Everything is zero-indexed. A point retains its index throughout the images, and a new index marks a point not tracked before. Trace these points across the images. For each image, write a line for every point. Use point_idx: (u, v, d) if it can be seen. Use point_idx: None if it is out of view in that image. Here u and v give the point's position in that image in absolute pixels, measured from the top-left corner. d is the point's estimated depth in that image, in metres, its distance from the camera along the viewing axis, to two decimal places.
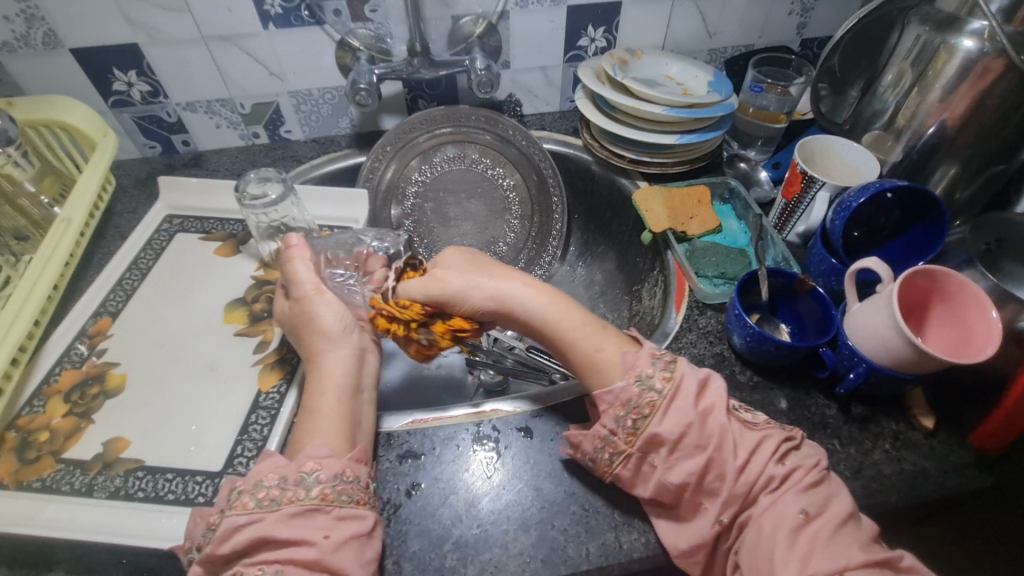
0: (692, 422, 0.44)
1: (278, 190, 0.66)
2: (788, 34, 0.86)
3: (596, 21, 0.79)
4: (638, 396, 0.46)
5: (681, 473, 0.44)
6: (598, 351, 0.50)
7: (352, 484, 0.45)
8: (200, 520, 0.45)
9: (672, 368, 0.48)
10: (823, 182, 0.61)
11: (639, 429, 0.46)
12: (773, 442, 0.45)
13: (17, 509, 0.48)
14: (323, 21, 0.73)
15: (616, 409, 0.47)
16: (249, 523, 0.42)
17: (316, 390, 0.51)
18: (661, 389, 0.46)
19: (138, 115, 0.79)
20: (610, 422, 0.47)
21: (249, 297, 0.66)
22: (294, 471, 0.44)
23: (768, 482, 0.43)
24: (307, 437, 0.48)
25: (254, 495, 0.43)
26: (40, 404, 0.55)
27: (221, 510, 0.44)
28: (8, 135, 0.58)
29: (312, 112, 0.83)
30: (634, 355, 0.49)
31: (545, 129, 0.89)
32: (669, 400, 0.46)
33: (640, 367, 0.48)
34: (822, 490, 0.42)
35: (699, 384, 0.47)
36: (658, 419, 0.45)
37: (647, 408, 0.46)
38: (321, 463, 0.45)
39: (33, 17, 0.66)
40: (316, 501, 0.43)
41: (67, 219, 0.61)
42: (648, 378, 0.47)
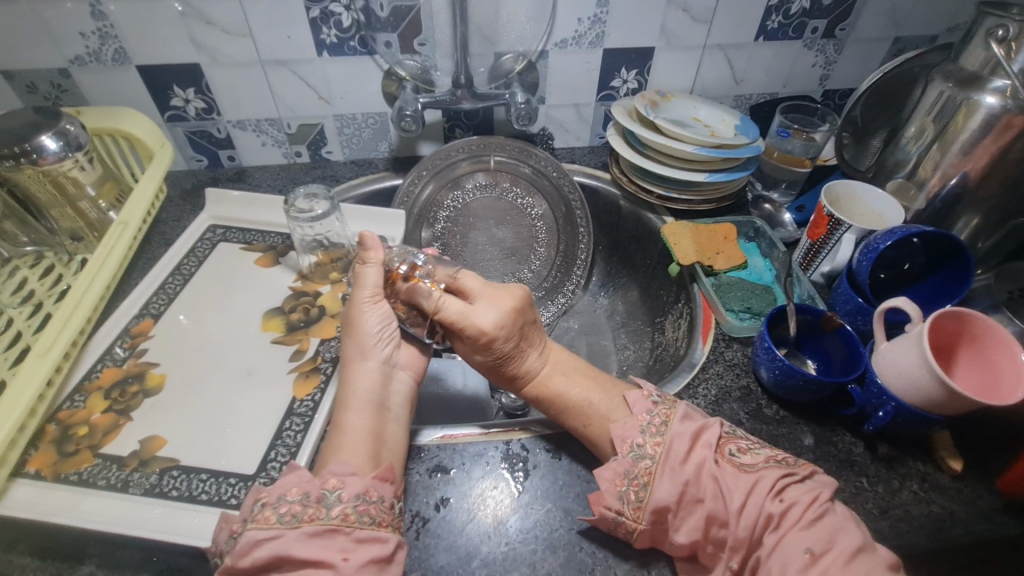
0: (688, 480, 0.46)
1: (325, 207, 0.69)
2: (812, 84, 0.90)
3: (629, 64, 0.84)
4: (642, 448, 0.48)
5: (687, 533, 0.45)
6: (591, 427, 0.52)
7: (374, 504, 0.45)
8: (226, 526, 0.45)
9: (662, 432, 0.49)
10: (849, 225, 0.64)
11: (643, 501, 0.46)
12: (768, 481, 0.45)
13: (54, 500, 0.48)
14: (374, 52, 0.77)
15: (618, 484, 0.47)
16: (269, 540, 0.41)
17: (344, 404, 0.52)
18: (654, 454, 0.48)
19: (190, 130, 0.83)
20: (614, 502, 0.47)
21: (286, 307, 0.67)
22: (316, 487, 0.45)
23: (771, 520, 0.43)
24: (333, 454, 0.48)
25: (276, 509, 0.43)
26: (80, 399, 0.56)
27: (244, 519, 0.44)
28: (79, 142, 0.61)
29: (355, 135, 0.87)
30: (624, 426, 0.50)
31: (575, 162, 0.92)
32: (662, 465, 0.47)
33: (630, 438, 0.49)
34: (824, 525, 0.42)
35: (689, 439, 0.48)
36: (654, 486, 0.46)
37: (645, 476, 0.47)
38: (343, 481, 0.45)
39: (107, 35, 0.71)
40: (337, 521, 0.43)
41: (125, 223, 0.64)
42: (642, 440, 0.49)
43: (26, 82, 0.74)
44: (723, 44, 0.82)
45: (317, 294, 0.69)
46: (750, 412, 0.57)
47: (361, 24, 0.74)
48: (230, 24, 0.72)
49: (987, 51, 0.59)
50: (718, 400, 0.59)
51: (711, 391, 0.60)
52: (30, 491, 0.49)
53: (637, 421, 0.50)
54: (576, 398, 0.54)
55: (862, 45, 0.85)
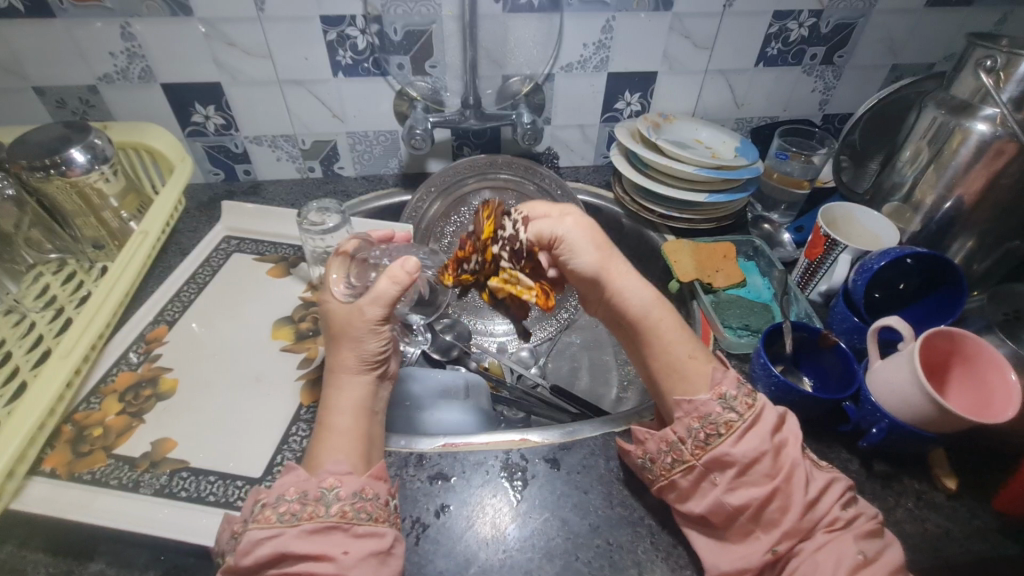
0: (768, 450, 0.46)
1: (336, 220, 0.72)
2: (811, 109, 0.92)
3: (632, 88, 0.86)
4: (734, 399, 0.49)
5: (744, 495, 0.45)
6: (693, 359, 0.52)
7: (371, 501, 0.46)
8: (227, 527, 0.47)
9: (755, 396, 0.49)
10: (845, 246, 0.65)
11: (710, 445, 0.48)
12: (839, 486, 0.46)
13: (68, 498, 0.50)
14: (387, 73, 0.80)
15: (693, 418, 0.49)
16: (269, 537, 0.43)
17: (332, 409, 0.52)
18: (744, 411, 0.48)
19: (209, 145, 0.86)
20: (682, 430, 0.49)
21: (296, 316, 0.70)
22: (314, 486, 0.46)
23: (833, 523, 0.44)
24: (326, 452, 0.49)
25: (276, 509, 0.44)
26: (96, 401, 0.58)
27: (244, 519, 0.46)
28: (105, 155, 0.64)
29: (366, 151, 0.90)
30: (723, 375, 0.51)
31: (579, 181, 0.95)
32: (748, 424, 0.47)
33: (725, 386, 0.50)
34: (878, 539, 0.43)
35: (777, 418, 0.49)
36: (732, 441, 0.47)
37: (726, 427, 0.48)
38: (340, 480, 0.46)
39: (134, 55, 0.75)
40: (335, 519, 0.44)
41: (145, 232, 0.67)
42: (736, 393, 0.49)
43: (56, 98, 0.78)
44: (724, 69, 0.85)
45: (325, 304, 0.71)
46: None
47: (375, 47, 0.77)
48: (252, 45, 0.76)
49: (977, 81, 0.62)
50: None
51: None
52: (47, 489, 0.50)
53: (733, 377, 0.51)
54: (676, 334, 0.53)
55: (859, 72, 0.88)
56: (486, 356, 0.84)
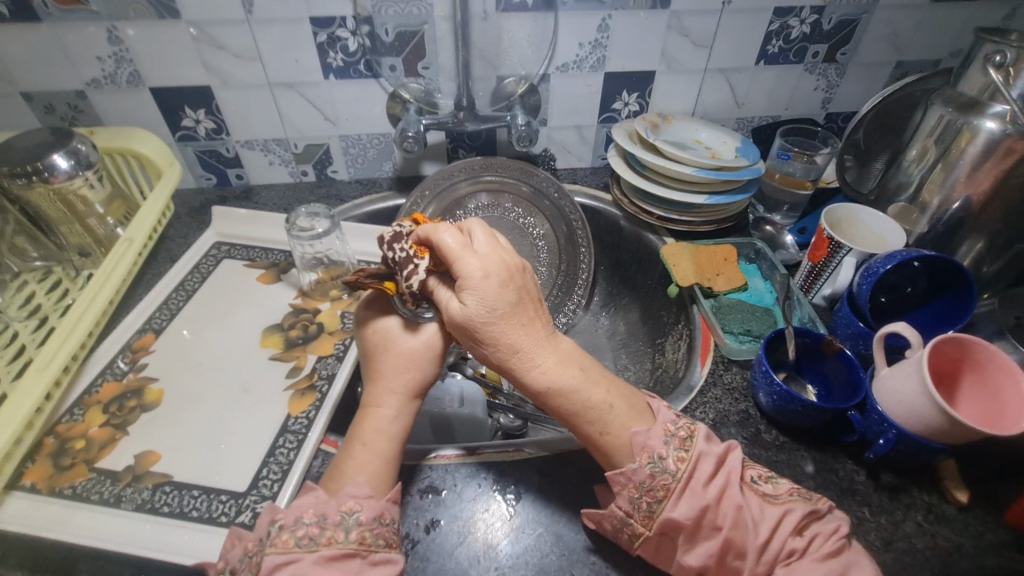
0: (708, 505, 0.43)
1: (326, 224, 0.72)
2: (813, 107, 0.90)
3: (630, 87, 0.85)
4: (664, 461, 0.45)
5: (701, 553, 0.43)
6: (606, 436, 0.46)
7: (388, 527, 0.44)
8: (238, 543, 0.45)
9: (687, 447, 0.46)
10: (849, 248, 0.63)
11: (655, 512, 0.44)
12: (794, 515, 0.44)
13: (48, 515, 0.49)
14: (379, 75, 0.79)
15: (631, 489, 0.45)
16: (287, 563, 0.40)
17: (365, 428, 0.49)
18: (676, 470, 0.45)
19: (200, 149, 0.85)
20: (625, 504, 0.45)
21: (286, 324, 0.68)
22: (333, 510, 0.43)
23: (790, 552, 0.42)
24: (348, 473, 0.46)
25: (294, 532, 0.42)
26: (79, 413, 0.57)
27: (259, 538, 0.43)
28: (89, 161, 0.63)
29: (359, 155, 0.89)
30: (648, 433, 0.46)
31: (577, 183, 0.93)
32: (683, 483, 0.44)
33: (653, 448, 0.46)
34: (837, 559, 0.41)
35: (714, 462, 0.46)
36: (672, 503, 0.44)
37: (662, 491, 0.44)
38: (360, 503, 0.44)
39: (122, 59, 0.73)
40: (354, 546, 0.42)
41: (130, 239, 0.66)
42: (665, 453, 0.45)
43: (43, 104, 0.76)
44: (724, 68, 0.83)
45: (316, 311, 0.70)
46: (748, 437, 0.56)
47: (367, 48, 0.76)
48: (241, 48, 0.74)
49: (985, 77, 0.59)
50: (715, 424, 0.58)
51: (708, 414, 0.59)
52: (25, 504, 0.49)
53: (662, 430, 0.47)
54: (598, 396, 0.47)
55: (863, 70, 0.86)
56: None
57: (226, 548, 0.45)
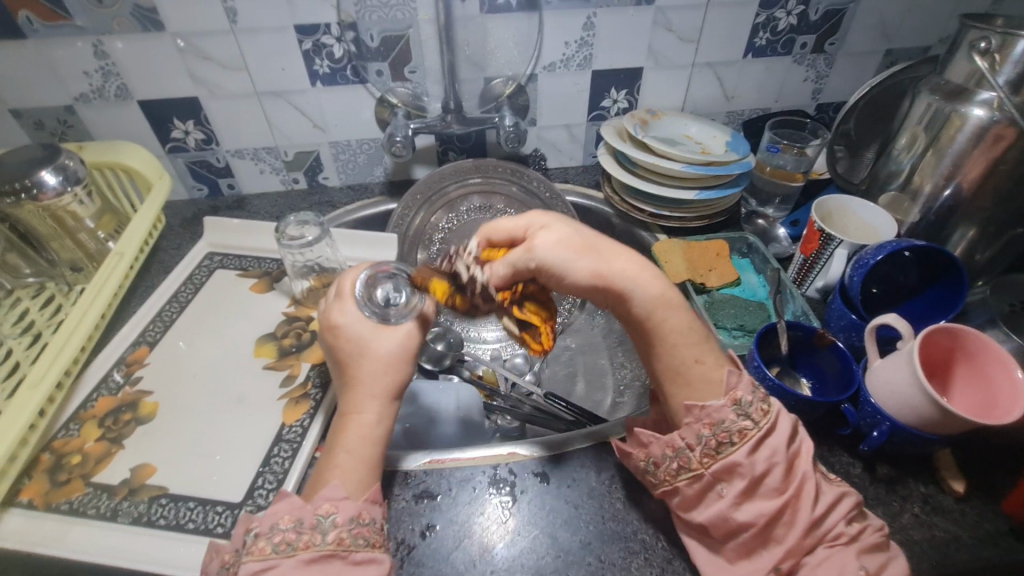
0: (784, 461, 0.43)
1: (315, 233, 0.70)
2: (803, 99, 0.90)
3: (618, 85, 0.84)
4: (749, 407, 0.45)
5: (752, 511, 0.43)
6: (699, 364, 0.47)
7: (368, 527, 0.44)
8: (216, 556, 0.45)
9: (769, 402, 0.47)
10: (840, 240, 0.63)
11: (722, 454, 0.45)
12: (850, 499, 0.44)
13: (45, 531, 0.49)
14: (366, 80, 0.79)
15: (704, 427, 0.46)
16: (266, 570, 0.40)
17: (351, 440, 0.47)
18: (758, 418, 0.45)
19: (190, 160, 0.85)
20: (692, 437, 0.46)
21: (279, 333, 0.68)
22: (309, 514, 0.43)
23: (837, 536, 0.42)
24: (327, 477, 0.46)
25: (270, 539, 0.42)
26: (75, 428, 0.57)
27: (235, 549, 0.43)
28: (77, 175, 0.63)
29: (350, 161, 0.89)
30: (738, 380, 0.47)
31: (568, 182, 0.93)
32: (762, 434, 0.45)
33: (740, 392, 0.46)
34: (881, 552, 0.42)
35: (792, 425, 0.46)
36: (745, 450, 0.44)
37: (738, 436, 0.44)
38: (337, 505, 0.44)
39: (109, 73, 0.74)
40: (333, 546, 0.42)
41: (121, 253, 0.66)
42: (750, 400, 0.46)
43: (33, 120, 0.77)
44: (712, 62, 0.83)
45: (309, 319, 0.70)
46: None
47: (352, 54, 0.76)
48: (227, 58, 0.74)
49: (971, 64, 0.59)
50: None
51: None
52: (21, 521, 0.49)
53: (749, 381, 0.48)
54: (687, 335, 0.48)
55: (852, 59, 0.85)
56: (479, 364, 0.83)
57: (205, 562, 0.45)
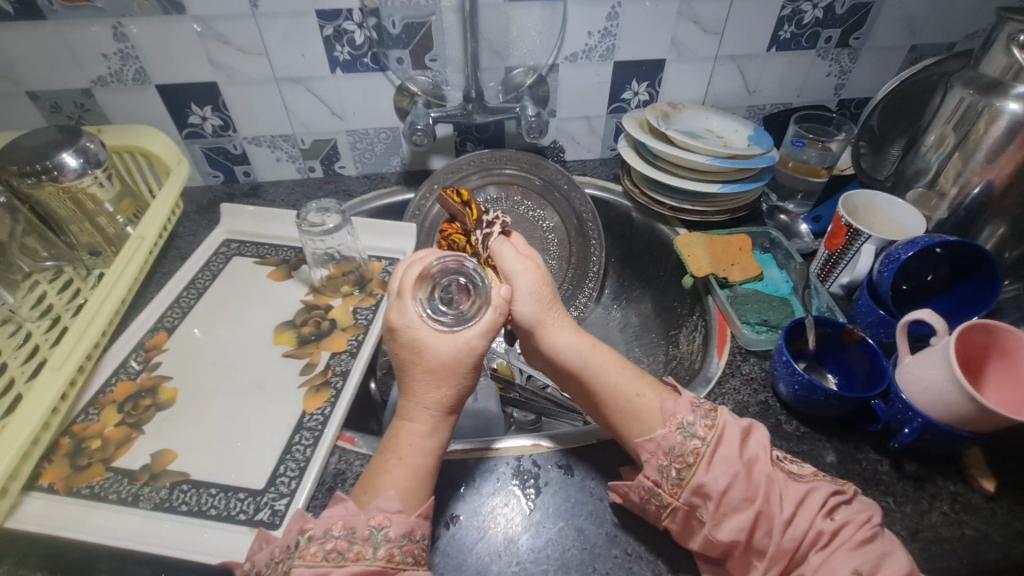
0: (738, 473, 0.44)
1: (336, 220, 0.70)
2: (826, 93, 0.89)
3: (640, 76, 0.83)
4: (692, 427, 0.47)
5: (731, 528, 0.43)
6: (641, 398, 0.50)
7: (418, 544, 0.43)
8: (266, 547, 0.45)
9: (713, 416, 0.48)
10: (869, 235, 0.62)
11: (684, 479, 0.45)
12: (821, 494, 0.44)
13: (67, 514, 0.48)
14: (386, 68, 0.78)
15: (659, 457, 0.47)
16: None
17: (416, 446, 0.46)
18: (705, 435, 0.46)
19: (207, 146, 0.84)
20: (653, 473, 0.46)
21: (298, 320, 0.68)
22: (362, 524, 0.43)
23: (818, 536, 0.42)
24: (382, 486, 0.45)
25: (322, 545, 0.42)
26: (94, 412, 0.56)
27: (286, 544, 0.43)
28: (98, 159, 0.62)
29: (367, 150, 0.88)
30: (675, 402, 0.49)
31: (586, 174, 0.92)
32: (712, 450, 0.46)
33: (681, 416, 0.48)
34: (876, 549, 0.40)
35: (741, 432, 0.47)
36: (704, 468, 0.45)
37: (693, 455, 0.46)
38: (390, 518, 0.43)
39: (128, 56, 0.73)
40: (382, 563, 0.41)
41: (141, 237, 0.65)
42: (693, 419, 0.47)
43: (50, 103, 0.76)
44: (735, 55, 0.82)
45: (327, 307, 0.69)
46: (768, 428, 0.56)
47: (374, 41, 0.75)
48: (247, 43, 0.74)
49: (1008, 58, 0.58)
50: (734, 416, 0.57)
51: (727, 406, 0.58)
52: (42, 505, 0.49)
53: (687, 401, 0.49)
54: (621, 373, 0.51)
55: (877, 54, 0.84)
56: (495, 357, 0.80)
57: (250, 552, 0.45)
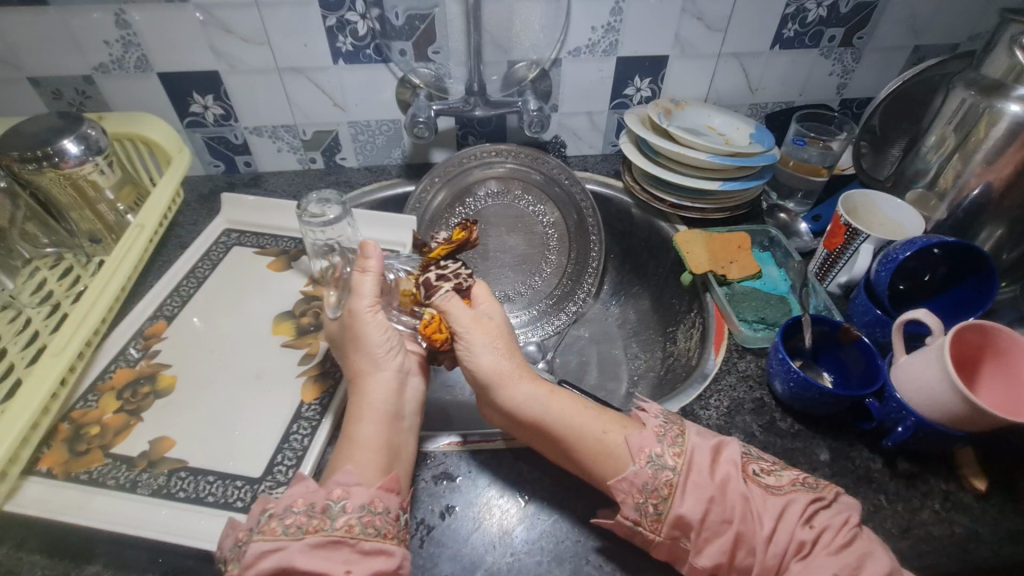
0: (714, 496, 0.44)
1: (337, 211, 0.70)
2: (828, 93, 0.88)
3: (643, 72, 0.83)
4: (661, 458, 0.46)
5: (714, 553, 0.43)
6: (609, 433, 0.49)
7: (380, 515, 0.44)
8: (232, 533, 0.44)
9: (679, 443, 0.48)
10: (867, 235, 0.62)
11: (663, 514, 0.45)
12: (798, 508, 0.44)
13: (65, 499, 0.49)
14: (389, 60, 0.78)
15: (635, 496, 0.45)
16: (274, 551, 0.40)
17: (358, 414, 0.51)
18: (675, 464, 0.46)
19: (208, 135, 0.84)
20: (632, 513, 0.45)
21: (297, 311, 0.68)
22: (321, 498, 0.44)
23: (799, 547, 0.42)
24: (341, 462, 0.48)
25: (282, 521, 0.42)
26: (93, 399, 0.57)
27: (250, 527, 0.44)
28: (99, 146, 0.62)
29: (368, 142, 0.88)
30: (641, 436, 0.48)
31: (587, 170, 0.92)
32: (684, 476, 0.45)
33: (649, 448, 0.47)
34: (853, 552, 0.41)
35: (710, 452, 0.47)
36: (678, 500, 0.44)
37: (666, 488, 0.45)
38: (348, 491, 0.44)
39: (130, 43, 0.73)
40: (341, 533, 0.42)
41: (141, 225, 0.65)
42: (660, 450, 0.47)
43: (52, 89, 0.76)
44: (738, 52, 0.82)
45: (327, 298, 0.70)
46: (764, 425, 0.56)
47: (376, 32, 0.75)
48: (249, 32, 0.73)
49: (1011, 59, 0.58)
50: (730, 412, 0.57)
51: (723, 402, 0.58)
52: (41, 489, 0.49)
53: (652, 433, 0.49)
54: (585, 415, 0.50)
55: (880, 54, 0.84)
56: None
57: (220, 538, 0.45)
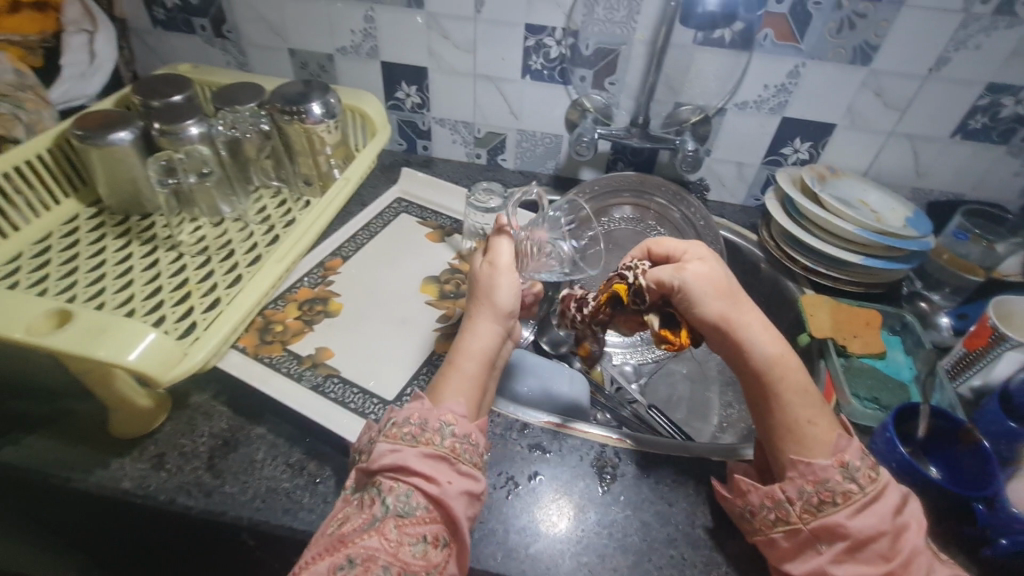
0: (885, 531, 0.44)
1: (498, 203, 0.81)
2: (1007, 193, 0.84)
3: (805, 136, 0.85)
4: (855, 471, 0.46)
5: (850, 571, 0.44)
6: (817, 426, 0.49)
7: (473, 446, 0.51)
8: (369, 431, 0.53)
9: (879, 470, 0.47)
10: (1014, 343, 0.60)
11: (820, 512, 0.46)
12: None
13: (253, 372, 0.63)
14: (569, 83, 0.88)
15: (807, 482, 0.47)
16: (393, 450, 0.48)
17: (464, 351, 0.56)
18: (864, 484, 0.46)
19: (402, 118, 1.00)
20: (794, 491, 0.48)
21: (442, 278, 0.79)
22: (434, 418, 0.50)
23: None
24: (447, 388, 0.54)
25: (401, 428, 0.50)
26: (282, 304, 0.72)
27: (376, 428, 0.52)
28: (333, 112, 0.79)
29: (529, 149, 0.98)
30: (847, 442, 0.48)
31: (724, 216, 0.95)
32: (869, 499, 0.46)
33: (849, 456, 0.47)
34: None
35: (901, 497, 0.46)
36: (847, 513, 0.45)
37: (841, 497, 0.46)
38: (457, 419, 0.51)
39: (369, 35, 0.89)
40: (446, 450, 0.49)
41: (348, 179, 0.81)
42: (858, 465, 0.47)
43: (301, 60, 0.95)
44: (913, 135, 0.81)
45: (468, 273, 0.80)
46: None
47: (565, 58, 0.85)
48: (461, 41, 0.87)
49: None
50: None
51: None
52: (240, 359, 0.64)
53: (858, 446, 0.48)
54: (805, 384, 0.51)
55: None
56: (591, 361, 0.89)
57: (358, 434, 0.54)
